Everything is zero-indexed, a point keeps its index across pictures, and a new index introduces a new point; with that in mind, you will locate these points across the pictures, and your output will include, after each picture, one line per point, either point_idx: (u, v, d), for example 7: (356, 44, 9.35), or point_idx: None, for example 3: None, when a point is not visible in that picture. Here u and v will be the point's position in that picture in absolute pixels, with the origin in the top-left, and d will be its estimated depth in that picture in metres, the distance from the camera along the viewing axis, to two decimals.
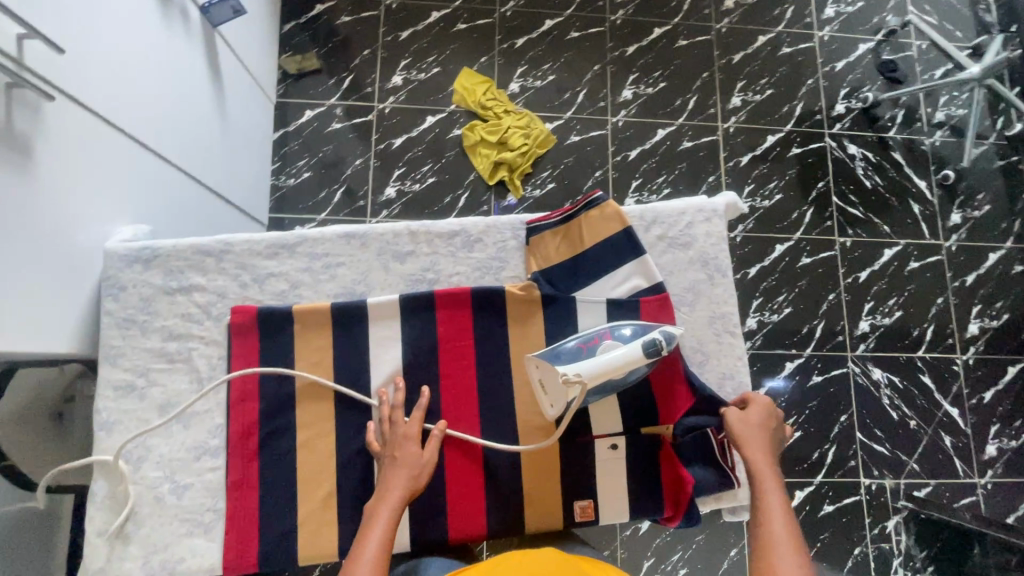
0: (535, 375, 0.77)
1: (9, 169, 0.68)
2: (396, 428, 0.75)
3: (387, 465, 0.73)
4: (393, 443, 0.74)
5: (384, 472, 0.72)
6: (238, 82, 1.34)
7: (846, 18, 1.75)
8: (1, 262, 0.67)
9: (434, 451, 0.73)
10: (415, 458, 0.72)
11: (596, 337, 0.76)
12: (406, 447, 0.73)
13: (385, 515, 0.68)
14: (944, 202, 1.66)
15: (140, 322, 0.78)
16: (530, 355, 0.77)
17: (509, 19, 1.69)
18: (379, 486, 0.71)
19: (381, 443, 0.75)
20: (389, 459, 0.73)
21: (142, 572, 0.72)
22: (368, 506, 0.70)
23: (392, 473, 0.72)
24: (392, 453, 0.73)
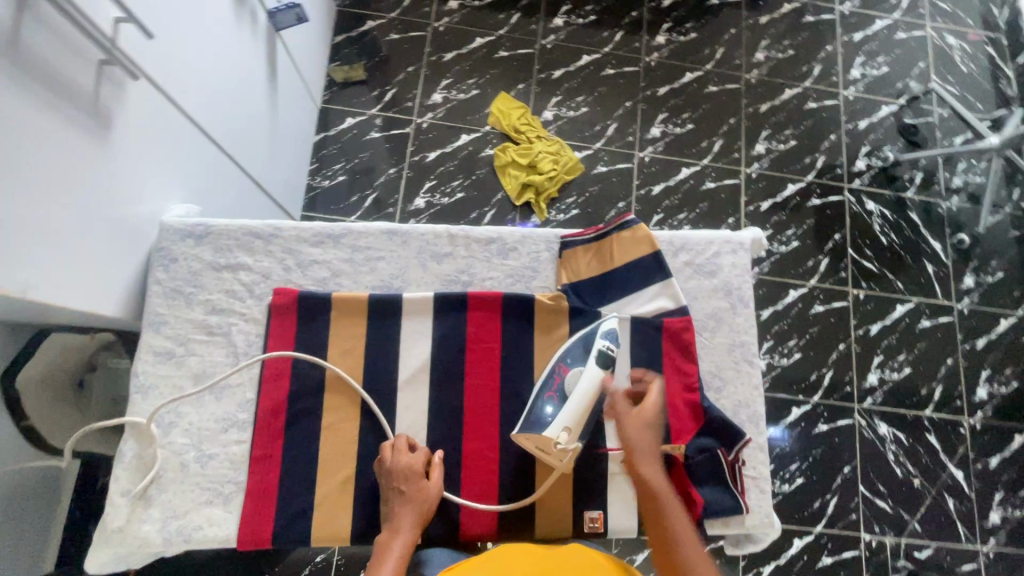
0: (530, 447, 0.77)
1: (91, 137, 0.74)
2: (397, 459, 0.75)
3: (395, 500, 0.73)
4: (396, 475, 0.74)
5: (390, 506, 0.73)
6: (290, 84, 1.41)
7: (871, 80, 1.83)
8: (69, 221, 0.71)
9: (439, 483, 0.75)
10: (419, 491, 0.73)
11: (556, 377, 0.79)
12: (410, 481, 0.73)
13: (399, 548, 0.68)
14: (959, 265, 1.69)
15: (186, 293, 0.82)
16: (514, 434, 0.76)
17: (549, 51, 1.78)
18: (388, 521, 0.72)
19: (382, 473, 0.75)
20: (396, 493, 0.73)
21: (158, 537, 0.73)
22: (379, 540, 0.70)
23: (397, 508, 0.72)
24: (396, 486, 0.73)
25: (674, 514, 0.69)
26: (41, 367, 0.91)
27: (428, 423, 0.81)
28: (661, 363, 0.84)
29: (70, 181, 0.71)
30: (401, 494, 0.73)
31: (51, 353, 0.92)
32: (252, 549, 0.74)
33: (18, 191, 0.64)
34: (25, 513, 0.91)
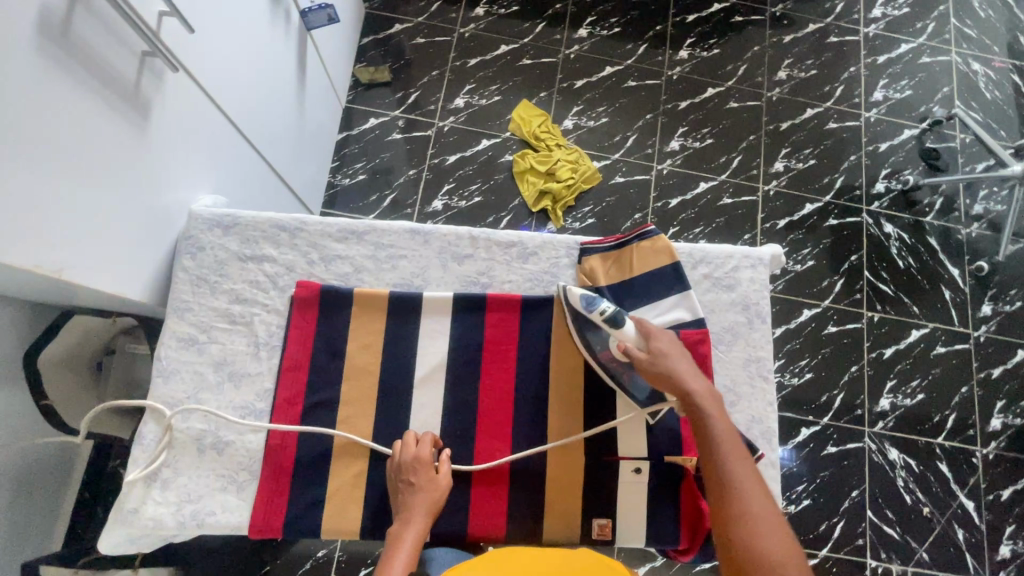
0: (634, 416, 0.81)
1: (129, 124, 0.76)
2: (406, 450, 0.76)
3: (405, 491, 0.73)
4: (405, 467, 0.75)
5: (400, 496, 0.73)
6: (318, 82, 1.43)
7: (893, 103, 1.82)
8: (106, 205, 0.73)
9: (447, 474, 0.75)
10: (428, 482, 0.74)
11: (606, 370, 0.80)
12: (419, 472, 0.74)
13: (412, 537, 0.68)
14: (976, 293, 1.67)
15: (211, 281, 0.83)
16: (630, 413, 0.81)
17: (571, 61, 1.80)
18: (397, 512, 0.72)
19: (392, 467, 0.76)
20: (405, 484, 0.73)
21: (172, 520, 0.74)
22: (390, 531, 0.70)
23: (406, 499, 0.72)
24: (405, 477, 0.74)
25: (737, 470, 0.65)
26: (62, 346, 0.92)
27: (442, 421, 0.82)
28: None
29: (108, 166, 0.73)
30: (410, 484, 0.73)
31: (74, 333, 0.93)
32: (263, 537, 0.75)
33: (59, 172, 0.66)
34: (37, 492, 0.93)
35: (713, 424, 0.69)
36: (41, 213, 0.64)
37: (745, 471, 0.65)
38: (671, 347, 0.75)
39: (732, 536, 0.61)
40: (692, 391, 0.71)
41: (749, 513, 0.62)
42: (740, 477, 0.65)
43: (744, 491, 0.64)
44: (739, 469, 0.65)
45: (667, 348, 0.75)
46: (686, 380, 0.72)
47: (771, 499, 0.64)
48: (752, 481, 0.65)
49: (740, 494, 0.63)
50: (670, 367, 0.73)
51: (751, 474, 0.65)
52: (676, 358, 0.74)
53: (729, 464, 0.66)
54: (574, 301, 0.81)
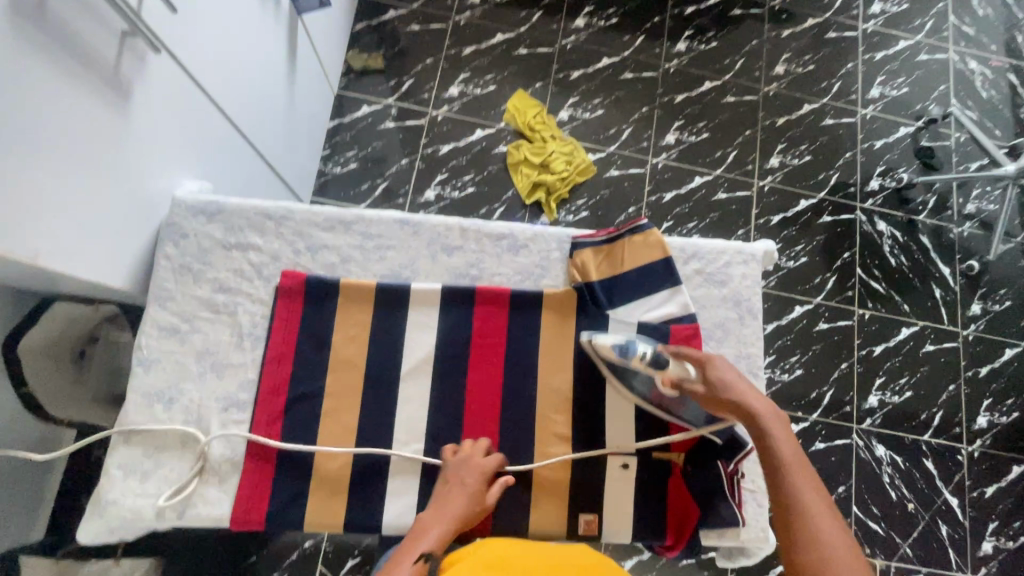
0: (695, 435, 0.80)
1: (109, 106, 0.73)
2: (477, 455, 0.76)
3: (454, 488, 0.72)
4: (465, 468, 0.74)
5: (445, 491, 0.72)
6: (309, 68, 1.41)
7: (890, 100, 1.82)
8: (84, 190, 0.71)
9: (496, 493, 0.74)
10: (476, 496, 0.72)
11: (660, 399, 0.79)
12: (476, 479, 0.73)
13: (433, 537, 0.66)
14: (966, 292, 1.68)
15: (194, 270, 0.81)
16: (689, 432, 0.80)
17: (568, 52, 1.78)
18: (434, 506, 0.71)
19: (451, 462, 0.75)
20: (457, 482, 0.73)
21: (151, 510, 0.73)
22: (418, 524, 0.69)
23: (451, 497, 0.71)
24: (461, 477, 0.73)
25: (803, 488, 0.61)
26: (43, 337, 0.89)
27: (429, 415, 0.81)
28: None
29: (86, 150, 0.71)
30: (462, 486, 0.72)
31: (56, 324, 0.90)
32: (244, 530, 0.74)
33: (32, 155, 0.63)
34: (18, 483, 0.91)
35: (777, 442, 0.65)
36: (14, 198, 0.62)
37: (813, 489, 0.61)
38: (729, 370, 0.72)
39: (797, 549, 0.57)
40: (756, 411, 0.68)
41: (812, 521, 0.58)
42: (807, 496, 0.60)
43: (809, 508, 0.60)
44: (806, 487, 0.61)
45: (726, 372, 0.71)
46: (747, 399, 0.69)
47: (842, 522, 0.59)
48: (819, 501, 0.60)
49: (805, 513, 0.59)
50: (731, 391, 0.70)
51: (814, 486, 0.62)
52: (738, 381, 0.71)
53: (794, 481, 0.62)
54: (608, 353, 0.79)
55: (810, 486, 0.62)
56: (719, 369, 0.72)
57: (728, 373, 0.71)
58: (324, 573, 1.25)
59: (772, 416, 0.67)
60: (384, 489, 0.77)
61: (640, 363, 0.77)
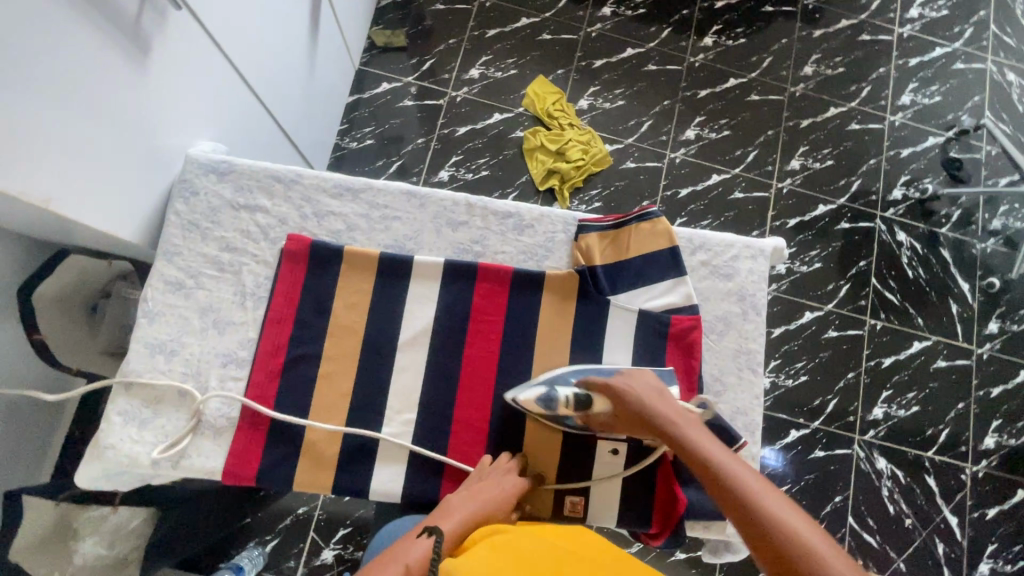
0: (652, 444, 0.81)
1: (126, 57, 0.74)
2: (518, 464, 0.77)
3: (489, 483, 0.73)
4: (503, 471, 0.75)
5: (482, 484, 0.73)
6: (331, 40, 1.40)
7: (921, 108, 1.77)
8: (98, 139, 0.73)
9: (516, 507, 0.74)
10: (508, 506, 0.72)
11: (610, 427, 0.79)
12: (511, 482, 0.74)
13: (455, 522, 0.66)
14: (984, 309, 1.64)
15: (202, 228, 0.82)
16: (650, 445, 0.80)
17: (593, 40, 1.75)
18: (464, 491, 0.71)
19: (492, 465, 0.76)
20: (494, 480, 0.73)
21: (147, 458, 0.74)
22: (445, 505, 0.69)
23: (488, 490, 0.71)
24: (498, 478, 0.74)
25: (751, 481, 0.58)
26: (56, 286, 0.90)
27: (422, 387, 0.81)
28: (664, 359, 0.84)
29: (100, 98, 0.72)
30: (501, 488, 0.72)
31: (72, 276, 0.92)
32: (235, 484, 0.76)
33: (45, 98, 0.64)
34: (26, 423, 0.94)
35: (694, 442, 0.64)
36: (27, 142, 0.63)
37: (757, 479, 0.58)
38: (640, 391, 0.72)
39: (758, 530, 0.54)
40: (670, 423, 0.68)
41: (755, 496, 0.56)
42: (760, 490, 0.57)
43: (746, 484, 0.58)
44: (754, 482, 0.58)
45: (636, 395, 0.71)
46: (660, 411, 0.69)
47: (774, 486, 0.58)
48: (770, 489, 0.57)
49: (756, 499, 0.56)
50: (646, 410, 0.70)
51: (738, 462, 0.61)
52: (654, 403, 0.70)
53: (728, 471, 0.60)
54: (535, 408, 0.78)
55: (734, 462, 0.61)
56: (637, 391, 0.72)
57: (644, 397, 0.71)
58: (315, 540, 1.29)
59: (686, 420, 0.68)
60: (375, 456, 0.78)
61: (566, 408, 0.76)
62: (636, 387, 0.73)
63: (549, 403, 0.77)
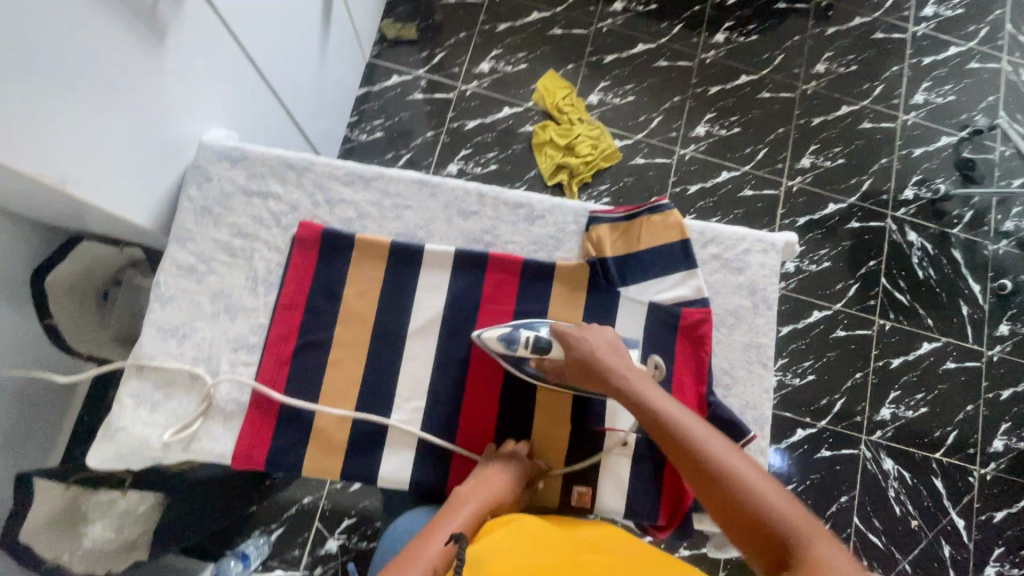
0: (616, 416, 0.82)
1: (142, 43, 0.74)
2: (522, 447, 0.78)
3: (497, 468, 0.73)
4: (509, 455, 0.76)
5: (491, 471, 0.73)
6: (342, 31, 1.40)
7: (934, 107, 1.75)
8: (114, 124, 0.73)
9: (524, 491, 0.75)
10: (518, 490, 0.73)
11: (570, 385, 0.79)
12: (518, 466, 0.75)
13: (470, 512, 0.67)
14: (995, 311, 1.62)
15: (215, 213, 0.83)
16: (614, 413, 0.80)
17: (604, 35, 1.75)
18: (474, 480, 0.72)
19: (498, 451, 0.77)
20: (501, 465, 0.74)
21: (158, 441, 0.75)
22: (457, 494, 0.70)
23: (497, 477, 0.72)
24: (505, 463, 0.75)
25: (715, 446, 0.61)
26: (67, 273, 0.92)
27: (432, 375, 0.81)
28: (674, 351, 0.83)
29: (116, 83, 0.72)
30: (509, 474, 0.73)
31: (83, 262, 0.94)
32: (245, 469, 0.76)
33: (63, 81, 0.64)
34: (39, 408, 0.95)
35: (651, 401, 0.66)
36: (44, 124, 0.63)
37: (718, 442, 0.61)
38: (598, 346, 0.73)
39: (718, 485, 0.58)
40: (626, 383, 0.69)
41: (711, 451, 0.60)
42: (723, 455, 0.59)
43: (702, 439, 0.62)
44: (716, 446, 0.61)
45: (594, 346, 0.72)
46: (617, 369, 0.70)
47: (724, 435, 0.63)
48: (731, 450, 0.60)
49: (713, 455, 0.60)
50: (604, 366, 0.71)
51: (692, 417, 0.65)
52: (609, 358, 0.71)
53: (685, 428, 0.63)
54: (497, 347, 0.78)
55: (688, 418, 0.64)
56: (594, 340, 0.73)
57: (600, 348, 0.73)
58: (320, 529, 1.30)
59: (639, 377, 0.69)
60: (383, 443, 0.79)
61: (525, 350, 0.76)
62: (592, 336, 0.74)
63: (510, 344, 0.77)
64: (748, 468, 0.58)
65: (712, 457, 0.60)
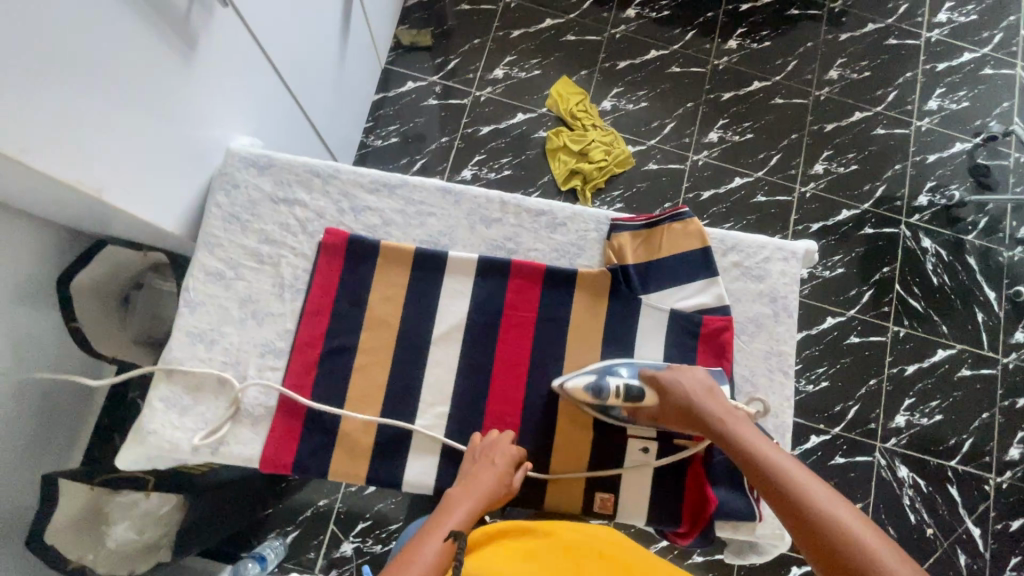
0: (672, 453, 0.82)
1: (175, 53, 0.76)
2: (504, 438, 0.78)
3: (482, 465, 0.74)
4: (492, 448, 0.76)
5: (476, 469, 0.73)
6: (360, 38, 1.42)
7: (948, 113, 1.75)
8: (147, 132, 0.75)
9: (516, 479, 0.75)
10: (507, 481, 0.73)
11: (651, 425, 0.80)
12: (503, 458, 0.75)
13: (462, 515, 0.68)
14: (1011, 318, 1.61)
15: (242, 220, 0.84)
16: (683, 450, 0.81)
17: (616, 41, 1.76)
18: (461, 481, 0.73)
19: (481, 444, 0.77)
20: (486, 461, 0.74)
21: (188, 445, 0.76)
22: (447, 497, 0.71)
23: (485, 475, 0.72)
24: (490, 458, 0.75)
25: (815, 491, 0.62)
26: (91, 275, 0.93)
27: (455, 381, 0.82)
28: (695, 359, 0.84)
29: (150, 91, 0.74)
30: (495, 468, 0.74)
31: (106, 264, 0.94)
32: (272, 472, 0.77)
33: (100, 90, 0.66)
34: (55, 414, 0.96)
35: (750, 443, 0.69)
36: (81, 132, 0.65)
37: (814, 483, 0.63)
38: (692, 387, 0.75)
39: (816, 528, 0.59)
40: (723, 423, 0.72)
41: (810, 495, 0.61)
42: (821, 499, 0.61)
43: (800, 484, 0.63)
44: (816, 491, 0.62)
45: (687, 389, 0.75)
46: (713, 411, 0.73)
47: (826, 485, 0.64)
48: (832, 497, 0.61)
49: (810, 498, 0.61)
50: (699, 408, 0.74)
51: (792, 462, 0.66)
52: (704, 399, 0.74)
53: (783, 471, 0.65)
54: (583, 396, 0.78)
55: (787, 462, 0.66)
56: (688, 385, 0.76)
57: (698, 392, 0.75)
58: (335, 532, 1.30)
59: (737, 421, 0.72)
60: (408, 447, 0.80)
61: (616, 397, 0.77)
62: (687, 380, 0.76)
63: (600, 391, 0.77)
64: (848, 515, 0.59)
65: (810, 501, 0.61)
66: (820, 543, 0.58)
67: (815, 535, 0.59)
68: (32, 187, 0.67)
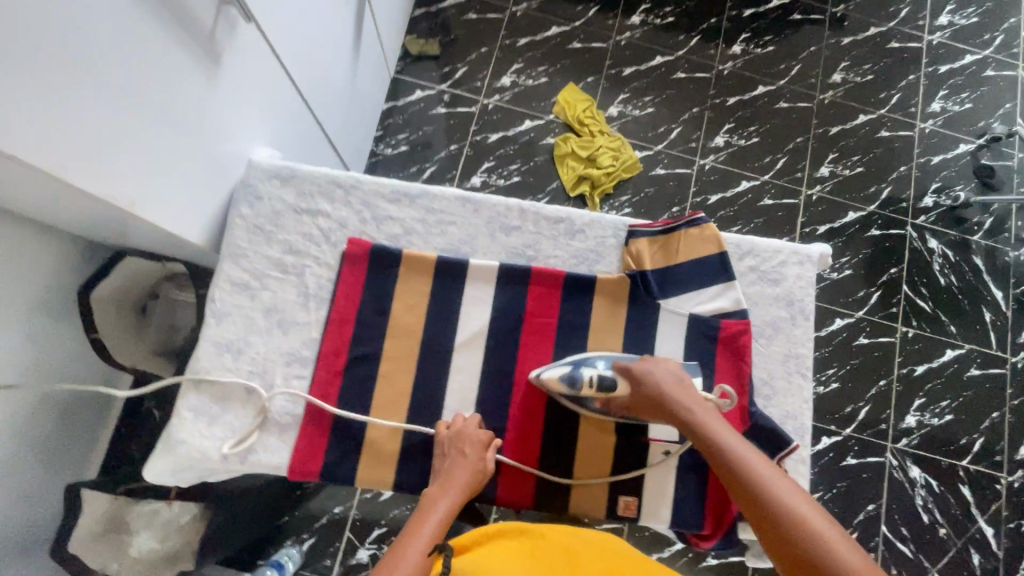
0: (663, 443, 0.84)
1: (202, 70, 0.78)
2: (469, 425, 0.79)
3: (453, 457, 0.75)
4: (461, 437, 0.77)
5: (449, 463, 0.75)
6: (371, 48, 1.44)
7: (951, 115, 1.76)
8: (175, 148, 0.77)
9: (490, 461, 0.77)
10: (482, 468, 0.75)
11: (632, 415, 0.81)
12: (474, 446, 0.76)
13: (443, 509, 0.70)
14: (1018, 318, 1.62)
15: (266, 231, 0.85)
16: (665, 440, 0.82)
17: (622, 48, 1.78)
18: (438, 479, 0.74)
19: (448, 434, 0.78)
20: (457, 453, 0.76)
21: (217, 453, 0.77)
22: (427, 495, 0.73)
23: (459, 468, 0.74)
24: (460, 448, 0.76)
25: (784, 492, 0.64)
26: (111, 288, 0.94)
27: (478, 387, 0.83)
28: (714, 362, 0.85)
29: (177, 109, 0.76)
30: (467, 458, 0.75)
31: (125, 276, 0.95)
32: (300, 480, 0.78)
33: (133, 109, 0.68)
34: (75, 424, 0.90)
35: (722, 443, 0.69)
36: (116, 150, 0.67)
37: (783, 483, 0.65)
38: (664, 380, 0.76)
39: (786, 530, 0.61)
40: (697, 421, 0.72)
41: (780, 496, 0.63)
42: (788, 500, 0.63)
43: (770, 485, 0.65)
44: (784, 490, 0.64)
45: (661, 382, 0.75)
46: (687, 408, 0.73)
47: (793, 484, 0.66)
48: (798, 495, 0.64)
49: (780, 500, 0.63)
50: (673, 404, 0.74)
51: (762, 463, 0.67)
52: (676, 393, 0.75)
53: (754, 473, 0.66)
54: (558, 386, 0.79)
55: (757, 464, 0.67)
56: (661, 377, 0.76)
57: (669, 385, 0.75)
58: (351, 539, 1.31)
59: (710, 417, 0.72)
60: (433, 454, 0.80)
61: (590, 389, 0.77)
62: (659, 373, 0.76)
63: (575, 383, 0.78)
64: (813, 512, 0.61)
65: (780, 501, 0.63)
66: (789, 544, 0.60)
67: (781, 535, 0.61)
68: (54, 198, 0.67)
